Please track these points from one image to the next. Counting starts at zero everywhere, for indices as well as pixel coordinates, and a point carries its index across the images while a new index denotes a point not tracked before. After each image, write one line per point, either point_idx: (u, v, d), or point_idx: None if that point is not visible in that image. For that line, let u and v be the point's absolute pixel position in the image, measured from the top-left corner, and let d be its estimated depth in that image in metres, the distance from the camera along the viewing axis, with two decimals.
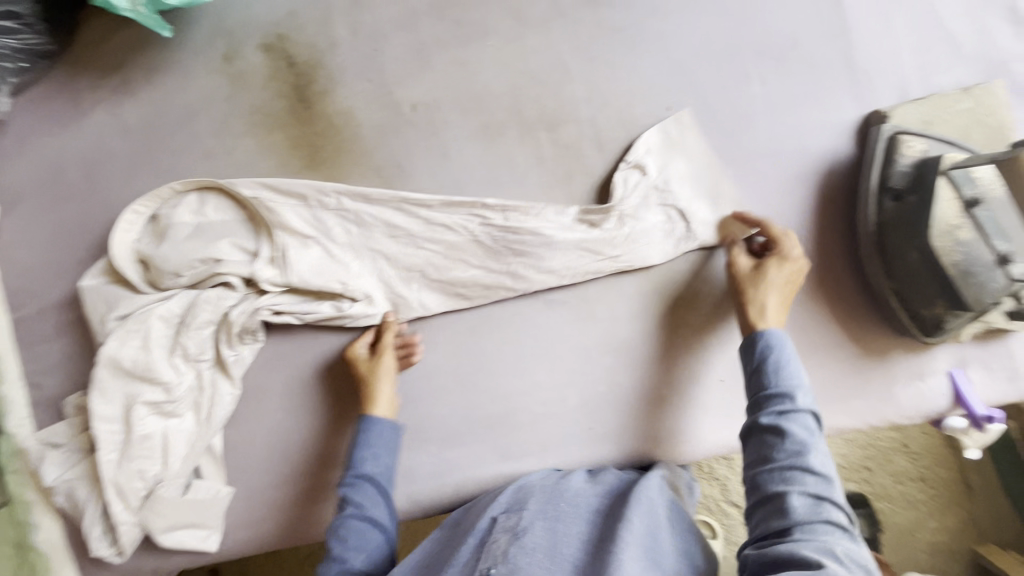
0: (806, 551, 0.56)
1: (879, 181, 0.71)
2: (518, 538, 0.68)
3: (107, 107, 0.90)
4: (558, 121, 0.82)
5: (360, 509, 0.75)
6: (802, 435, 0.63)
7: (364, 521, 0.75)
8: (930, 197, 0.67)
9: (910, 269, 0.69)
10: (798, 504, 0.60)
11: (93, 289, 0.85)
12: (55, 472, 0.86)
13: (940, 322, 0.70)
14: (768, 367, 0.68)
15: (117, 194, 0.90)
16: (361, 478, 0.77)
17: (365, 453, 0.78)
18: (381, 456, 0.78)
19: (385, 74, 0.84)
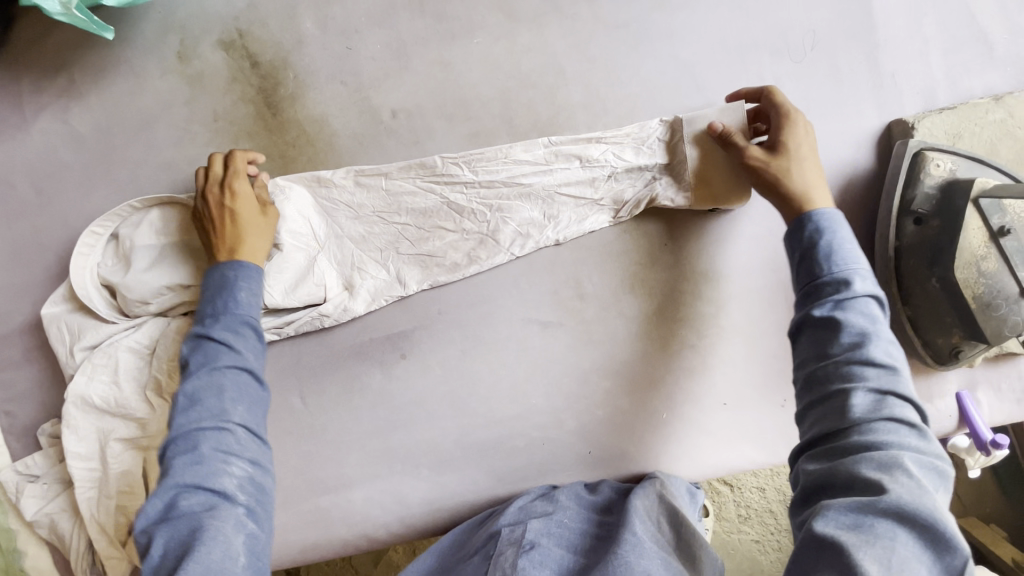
0: (865, 468, 0.47)
1: (901, 203, 0.65)
2: (525, 550, 0.65)
3: (52, 112, 0.81)
4: (553, 130, 0.74)
5: (206, 463, 0.57)
6: (866, 322, 0.53)
7: (218, 499, 0.56)
8: (954, 225, 0.62)
9: (928, 298, 0.65)
10: (858, 390, 0.51)
11: (54, 318, 0.78)
12: (34, 506, 0.83)
13: (956, 353, 0.66)
14: (822, 253, 0.57)
15: (73, 210, 0.82)
16: (206, 428, 0.58)
17: (200, 398, 0.59)
18: (222, 397, 0.60)
19: (361, 77, 0.75)
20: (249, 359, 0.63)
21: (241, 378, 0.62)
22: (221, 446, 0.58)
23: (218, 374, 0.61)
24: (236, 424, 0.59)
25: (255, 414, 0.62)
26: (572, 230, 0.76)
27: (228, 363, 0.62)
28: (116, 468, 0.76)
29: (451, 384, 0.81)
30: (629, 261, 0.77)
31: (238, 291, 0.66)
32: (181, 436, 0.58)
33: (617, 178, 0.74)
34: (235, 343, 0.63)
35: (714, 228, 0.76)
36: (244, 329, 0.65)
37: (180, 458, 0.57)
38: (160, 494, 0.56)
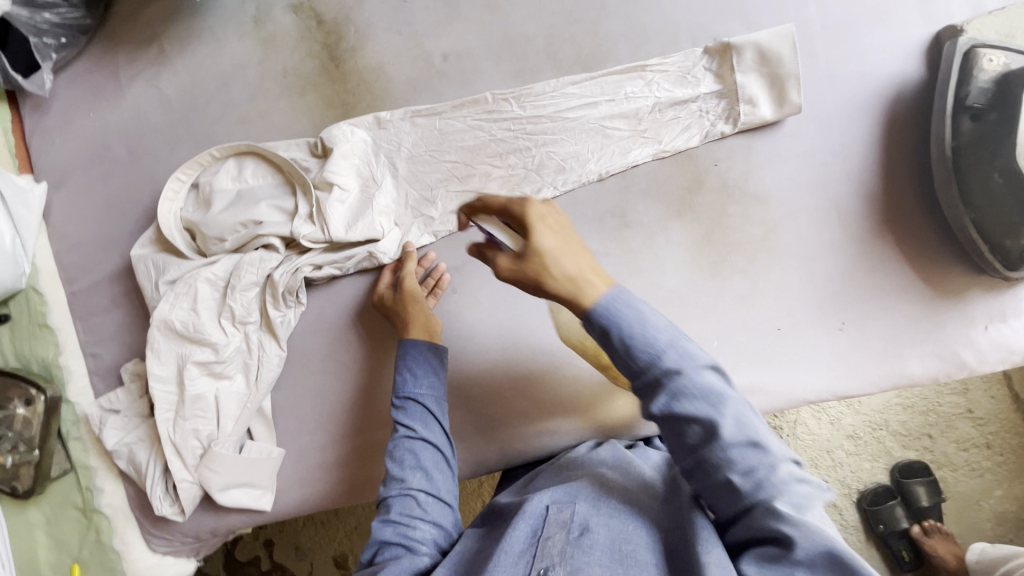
0: (733, 475, 0.53)
1: (955, 101, 0.65)
2: (579, 535, 0.61)
3: (143, 80, 0.92)
4: (596, 62, 0.78)
5: (399, 525, 0.68)
6: (704, 396, 0.54)
7: (422, 525, 0.69)
8: (1014, 114, 0.61)
9: (993, 195, 0.63)
10: (740, 481, 0.53)
11: (140, 257, 0.86)
12: (116, 436, 0.90)
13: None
14: (640, 355, 0.55)
15: (158, 166, 0.92)
16: (393, 495, 0.69)
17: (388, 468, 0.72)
18: (405, 466, 0.71)
19: (415, 26, 0.82)
20: (435, 434, 0.73)
21: (415, 448, 0.72)
22: (406, 510, 0.69)
23: (405, 447, 0.72)
24: (416, 490, 0.70)
25: (433, 482, 0.71)
26: (615, 165, 0.78)
27: (404, 432, 0.73)
28: (191, 391, 0.82)
29: (499, 313, 0.84)
30: (672, 187, 0.77)
31: (403, 370, 0.76)
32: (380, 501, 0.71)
33: (661, 111, 0.76)
34: (429, 417, 0.74)
35: (762, 147, 0.74)
36: (411, 403, 0.74)
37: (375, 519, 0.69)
38: (367, 548, 0.69)
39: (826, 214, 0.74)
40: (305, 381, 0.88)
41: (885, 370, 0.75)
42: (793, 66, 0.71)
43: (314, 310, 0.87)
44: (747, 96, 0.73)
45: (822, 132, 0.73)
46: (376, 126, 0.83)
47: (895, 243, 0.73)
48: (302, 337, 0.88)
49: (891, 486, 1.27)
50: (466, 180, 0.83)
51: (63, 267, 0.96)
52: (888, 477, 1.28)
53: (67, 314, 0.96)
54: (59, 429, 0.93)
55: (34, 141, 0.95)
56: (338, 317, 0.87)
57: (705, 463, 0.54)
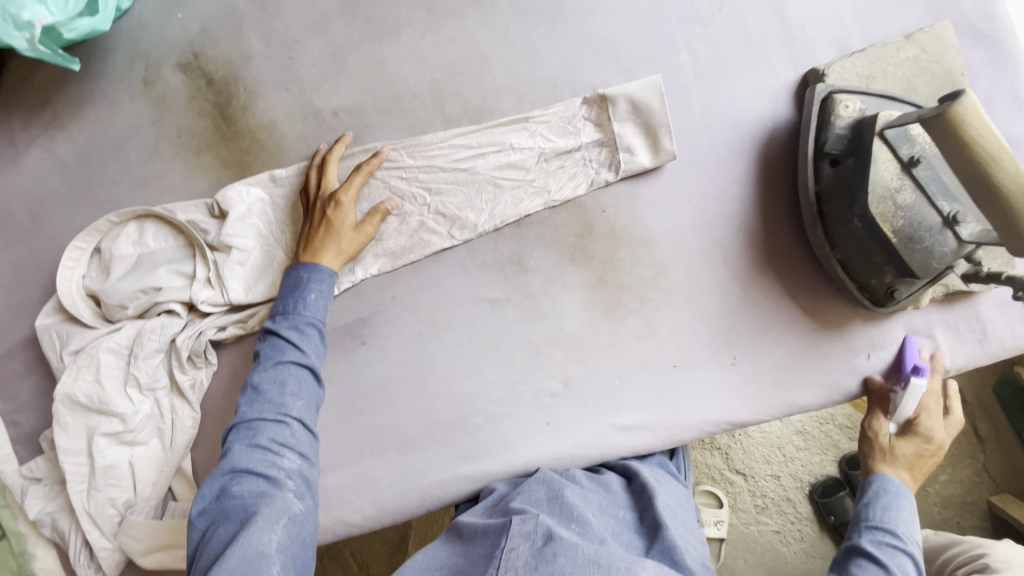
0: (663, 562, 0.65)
1: (815, 147, 0.67)
2: (541, 547, 0.62)
3: (40, 145, 0.91)
4: (482, 114, 0.78)
5: (264, 450, 0.65)
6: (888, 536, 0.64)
7: (289, 454, 0.66)
8: (867, 161, 0.62)
9: (855, 238, 0.65)
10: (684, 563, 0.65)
11: (45, 327, 0.86)
12: (38, 506, 0.90)
13: (891, 292, 0.66)
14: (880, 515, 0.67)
15: (61, 232, 0.91)
16: (255, 423, 0.67)
17: (264, 389, 0.69)
18: (284, 391, 0.69)
19: (303, 84, 0.81)
20: (297, 409, 0.69)
21: (300, 376, 0.70)
22: (278, 436, 0.67)
23: (269, 382, 0.70)
24: (294, 417, 0.68)
25: (294, 442, 0.67)
26: (509, 215, 0.79)
27: (292, 359, 0.71)
28: (101, 461, 0.82)
29: (409, 364, 0.85)
30: (566, 233, 0.79)
31: (308, 293, 0.74)
32: (243, 423, 0.68)
33: (547, 160, 0.77)
34: (301, 341, 0.72)
35: (646, 192, 0.76)
36: (309, 329, 0.73)
37: (240, 443, 0.66)
38: (218, 477, 0.65)
39: (714, 253, 0.76)
40: (222, 439, 0.88)
41: (778, 402, 0.77)
42: (665, 115, 0.72)
43: (225, 369, 0.87)
44: (626, 145, 0.74)
45: (702, 175, 0.74)
46: (272, 183, 0.83)
47: (777, 279, 0.75)
48: (216, 395, 0.87)
49: (840, 478, 1.23)
50: None
51: None
52: (836, 469, 1.25)
53: None
54: None
55: None
56: (250, 375, 0.87)
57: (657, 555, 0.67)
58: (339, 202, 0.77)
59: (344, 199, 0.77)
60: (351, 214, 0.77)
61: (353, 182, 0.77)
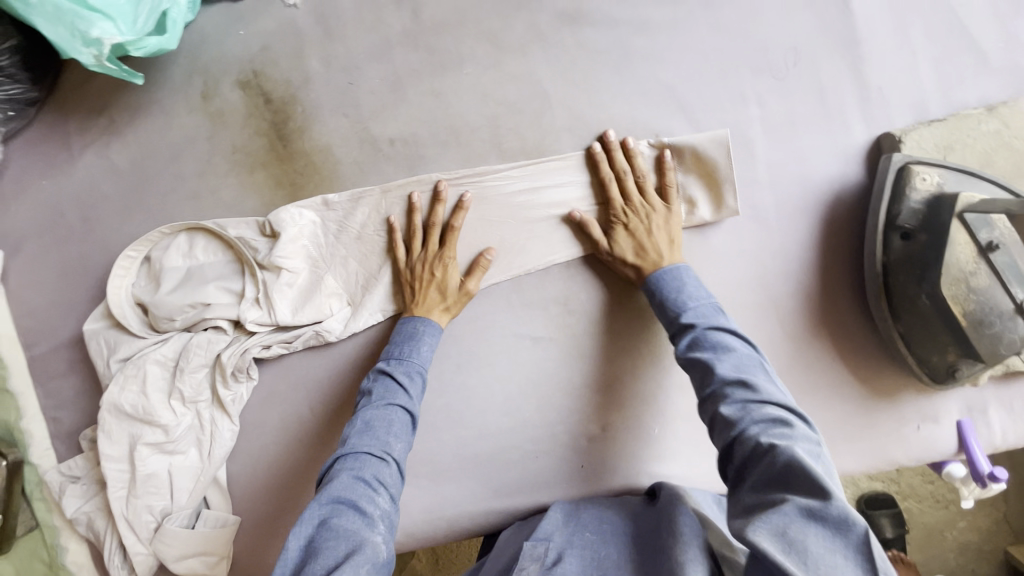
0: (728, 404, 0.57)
1: (887, 218, 0.65)
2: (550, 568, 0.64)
3: (94, 149, 0.91)
4: (541, 153, 0.77)
5: (365, 484, 0.63)
6: None
7: (384, 494, 0.64)
8: (942, 240, 0.61)
9: (921, 314, 0.63)
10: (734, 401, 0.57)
11: (93, 333, 0.87)
12: (76, 504, 0.92)
13: (954, 371, 0.64)
14: None
15: (111, 237, 0.92)
16: (364, 455, 0.66)
17: (374, 425, 0.68)
18: (390, 432, 0.68)
19: (362, 110, 0.81)
20: (397, 450, 0.68)
21: (405, 422, 0.70)
22: (380, 474, 0.65)
23: (376, 418, 0.69)
24: (393, 462, 0.67)
25: (388, 483, 0.65)
26: (562, 254, 0.79)
27: (401, 403, 0.71)
28: (142, 470, 0.83)
29: (447, 398, 0.84)
30: (616, 278, 0.78)
31: (421, 343, 0.75)
32: (350, 454, 0.66)
33: (604, 204, 0.76)
34: (409, 386, 0.72)
35: (702, 244, 0.74)
36: (415, 377, 0.73)
37: (346, 474, 0.64)
38: (319, 507, 0.61)
39: (768, 311, 0.74)
40: (258, 453, 0.89)
41: None
42: (729, 169, 0.71)
43: (266, 385, 0.88)
44: (686, 196, 0.73)
45: (763, 232, 0.73)
46: (324, 206, 0.83)
47: (829, 342, 0.74)
48: (255, 410, 0.89)
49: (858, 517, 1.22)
50: None
51: (21, 332, 0.97)
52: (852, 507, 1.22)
53: (29, 379, 0.97)
54: (23, 489, 0.95)
55: None
56: (290, 393, 0.88)
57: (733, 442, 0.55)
58: (447, 261, 0.78)
59: (450, 256, 0.78)
60: (459, 272, 0.78)
61: (454, 238, 0.78)
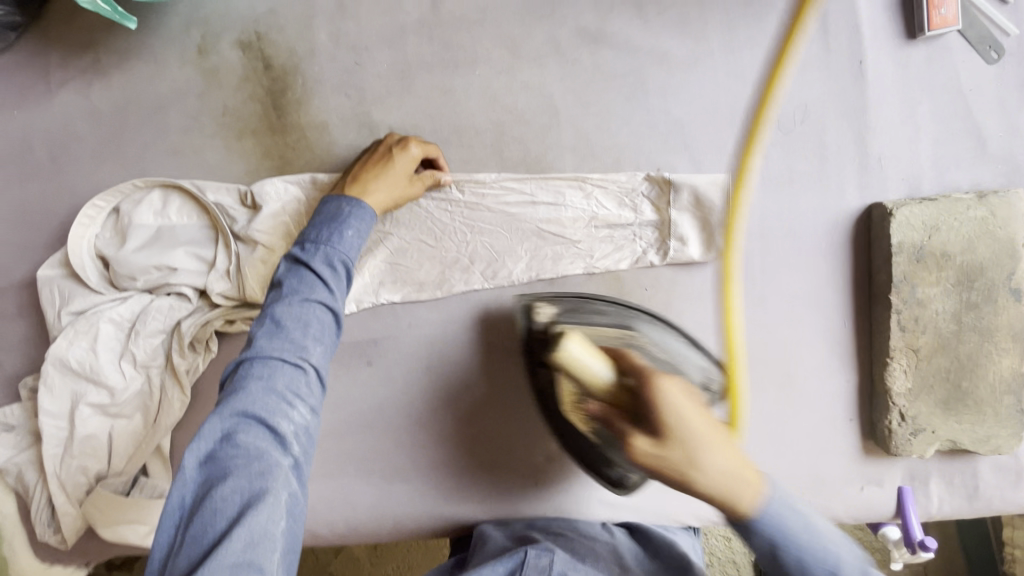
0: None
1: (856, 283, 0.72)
2: None
3: (75, 86, 0.86)
4: (541, 166, 0.76)
5: (278, 396, 0.62)
6: None
7: (298, 404, 0.62)
8: (874, 314, 0.72)
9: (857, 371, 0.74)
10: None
11: (47, 280, 0.83)
12: (5, 454, 0.88)
13: (889, 440, 0.72)
14: None
15: (79, 182, 0.87)
16: (275, 364, 0.63)
17: (287, 327, 0.65)
18: (307, 334, 0.65)
19: (365, 94, 0.78)
20: (316, 356, 0.65)
21: (325, 320, 0.66)
22: (293, 384, 0.63)
23: (292, 317, 0.65)
24: (312, 366, 0.64)
25: (304, 392, 0.63)
26: (546, 271, 0.78)
27: (320, 299, 0.67)
28: (81, 431, 0.79)
29: (411, 397, 0.84)
30: (597, 302, 0.77)
31: (345, 228, 0.71)
32: (258, 358, 0.63)
33: (596, 227, 0.76)
34: (329, 281, 0.68)
35: (686, 283, 0.75)
36: (337, 270, 0.69)
37: (253, 383, 0.62)
38: (224, 418, 0.60)
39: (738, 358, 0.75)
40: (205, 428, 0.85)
41: None
42: (725, 216, 0.71)
43: (220, 359, 0.84)
44: (679, 234, 0.73)
45: (745, 280, 0.74)
46: (311, 185, 0.80)
47: (792, 397, 0.75)
48: (207, 383, 0.84)
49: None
50: (409, 256, 0.81)
51: None
52: None
53: None
54: None
55: None
56: None
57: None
58: (408, 148, 0.74)
59: (414, 150, 0.75)
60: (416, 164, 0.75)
61: (428, 145, 0.76)
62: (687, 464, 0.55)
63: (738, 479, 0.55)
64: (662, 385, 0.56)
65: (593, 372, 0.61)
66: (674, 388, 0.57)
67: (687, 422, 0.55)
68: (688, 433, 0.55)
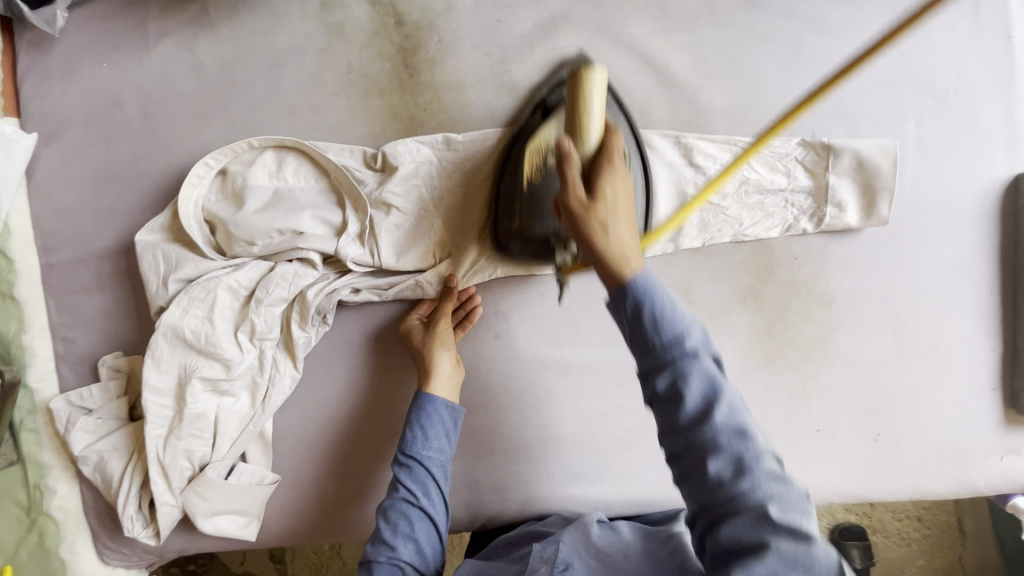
0: (690, 386, 0.46)
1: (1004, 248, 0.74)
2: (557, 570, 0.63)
3: (176, 38, 0.80)
4: (692, 129, 0.74)
5: (411, 513, 0.69)
6: None
7: (424, 497, 0.70)
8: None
9: (1001, 337, 0.75)
10: (693, 397, 0.46)
11: (148, 245, 0.76)
12: (84, 440, 0.79)
13: None
14: None
15: (177, 142, 0.81)
16: (410, 477, 0.70)
17: (417, 443, 0.71)
18: (430, 447, 0.71)
19: (507, 53, 0.75)
20: (445, 453, 0.72)
21: (449, 426, 0.73)
22: (418, 484, 0.70)
23: (435, 421, 0.72)
24: (418, 462, 0.70)
25: (427, 496, 0.70)
26: (694, 239, 0.75)
27: (446, 426, 0.72)
28: (191, 409, 0.72)
29: (540, 374, 0.80)
30: (744, 272, 0.76)
31: (427, 425, 0.71)
32: (412, 477, 0.70)
33: (747, 193, 0.74)
34: (443, 412, 0.72)
35: (837, 252, 0.74)
36: (445, 415, 0.73)
37: (402, 500, 0.69)
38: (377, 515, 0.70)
39: (886, 329, 0.76)
40: (317, 404, 0.79)
41: (905, 484, 0.78)
42: (889, 181, 0.72)
43: (338, 332, 0.79)
44: (837, 200, 0.72)
45: (894, 248, 0.74)
46: (444, 145, 0.75)
47: (935, 366, 0.76)
48: (322, 359, 0.79)
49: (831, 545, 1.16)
50: None
51: (40, 233, 0.83)
52: (826, 535, 1.17)
53: (39, 288, 0.83)
54: (10, 418, 0.81)
55: (25, 81, 0.81)
56: (366, 345, 0.79)
57: (689, 445, 0.46)
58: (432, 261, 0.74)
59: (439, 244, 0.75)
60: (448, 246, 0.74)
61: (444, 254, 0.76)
62: (599, 224, 0.51)
63: (631, 251, 0.50)
64: (617, 167, 0.55)
65: (588, 106, 0.58)
66: (623, 175, 0.56)
67: (614, 201, 0.54)
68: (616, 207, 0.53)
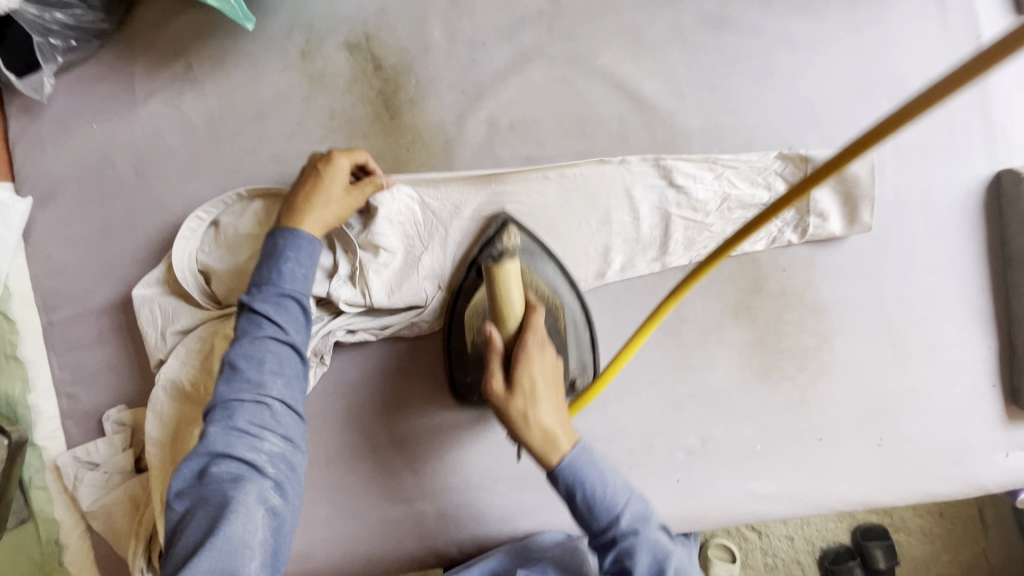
0: (640, 558, 0.62)
1: (992, 245, 0.74)
2: None
3: (162, 96, 0.82)
4: (670, 151, 0.75)
5: (241, 432, 0.62)
6: None
7: (268, 434, 0.63)
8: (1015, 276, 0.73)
9: (997, 333, 0.75)
10: (639, 570, 0.62)
11: (146, 300, 0.78)
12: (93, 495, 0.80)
13: None
14: None
15: (168, 196, 0.82)
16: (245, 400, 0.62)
17: (241, 368, 0.63)
18: (263, 370, 0.64)
19: (483, 89, 0.77)
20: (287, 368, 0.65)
21: (282, 353, 0.65)
22: (256, 419, 0.62)
23: (259, 353, 0.64)
24: (276, 400, 0.64)
25: (279, 423, 0.64)
26: (680, 257, 0.76)
27: (271, 335, 0.65)
28: None
29: None
30: (733, 287, 0.76)
31: (284, 262, 0.67)
32: (220, 405, 0.63)
33: (729, 209, 0.75)
34: (279, 316, 0.65)
35: (824, 262, 0.75)
36: (286, 301, 0.67)
37: (217, 425, 0.62)
38: (197, 457, 0.62)
39: (880, 333, 0.76)
40: (321, 441, 0.80)
41: (913, 488, 0.77)
42: (870, 188, 0.72)
43: (336, 370, 0.80)
44: (820, 210, 0.73)
45: (880, 253, 0.75)
46: (427, 184, 0.77)
47: (934, 367, 0.76)
48: (322, 397, 0.80)
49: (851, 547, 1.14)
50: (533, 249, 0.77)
51: (40, 293, 0.85)
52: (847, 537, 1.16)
53: (42, 347, 0.85)
54: (20, 477, 0.82)
55: (18, 148, 0.84)
56: (364, 381, 0.80)
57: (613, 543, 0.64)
58: (334, 160, 0.70)
59: (340, 162, 0.71)
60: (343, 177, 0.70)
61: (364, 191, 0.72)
62: (518, 419, 0.62)
63: (555, 434, 0.63)
64: (533, 352, 0.63)
65: (508, 305, 0.63)
66: (539, 354, 0.64)
67: (532, 386, 0.63)
68: (532, 387, 0.63)
